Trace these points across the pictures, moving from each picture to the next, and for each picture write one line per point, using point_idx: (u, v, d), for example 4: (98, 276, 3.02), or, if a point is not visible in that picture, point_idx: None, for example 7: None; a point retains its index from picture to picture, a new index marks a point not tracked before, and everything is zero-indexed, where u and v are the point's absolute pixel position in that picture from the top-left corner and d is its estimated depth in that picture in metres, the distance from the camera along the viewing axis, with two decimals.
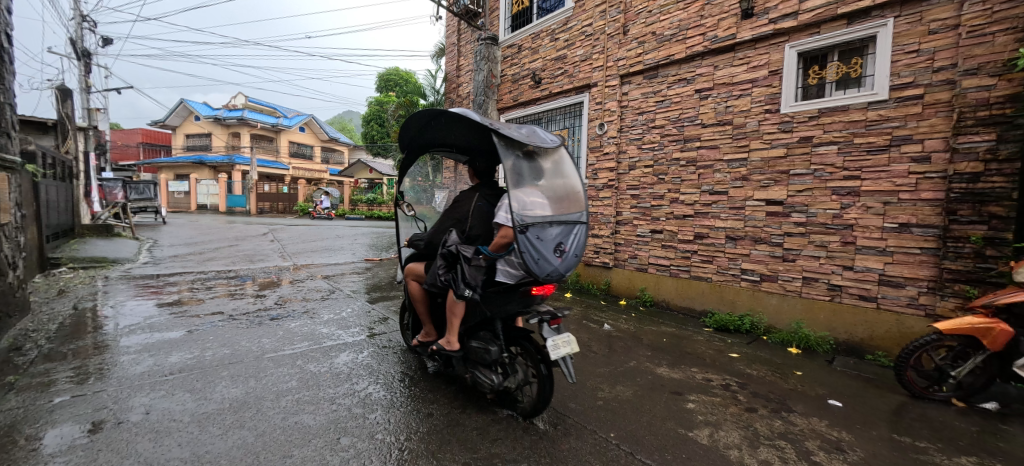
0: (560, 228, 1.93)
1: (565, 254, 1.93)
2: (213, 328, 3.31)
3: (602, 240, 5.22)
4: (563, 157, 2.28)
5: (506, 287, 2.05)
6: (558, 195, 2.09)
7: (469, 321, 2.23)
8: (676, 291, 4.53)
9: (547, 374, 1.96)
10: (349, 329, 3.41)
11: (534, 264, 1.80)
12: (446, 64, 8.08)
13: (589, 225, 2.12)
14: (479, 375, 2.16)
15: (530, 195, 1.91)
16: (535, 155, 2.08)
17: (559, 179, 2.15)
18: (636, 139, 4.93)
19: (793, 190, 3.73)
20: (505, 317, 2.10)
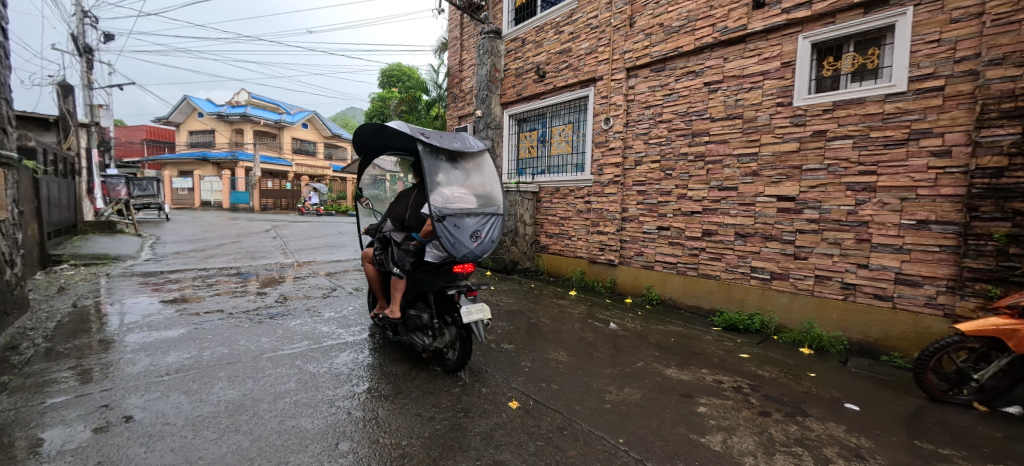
0: (475, 219, 2.54)
1: (480, 239, 2.53)
2: (212, 327, 3.25)
3: (608, 237, 5.12)
4: (483, 161, 2.94)
5: (433, 266, 2.57)
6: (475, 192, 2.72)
7: (408, 293, 2.72)
8: (682, 289, 4.44)
9: (467, 337, 2.45)
10: (350, 327, 3.35)
11: (451, 246, 2.38)
12: (449, 58, 7.97)
13: (503, 216, 2.79)
14: (417, 337, 2.67)
15: (450, 193, 2.50)
16: (458, 161, 2.74)
17: (478, 179, 2.82)
18: (642, 134, 4.82)
19: (806, 186, 3.62)
20: (435, 291, 2.61)
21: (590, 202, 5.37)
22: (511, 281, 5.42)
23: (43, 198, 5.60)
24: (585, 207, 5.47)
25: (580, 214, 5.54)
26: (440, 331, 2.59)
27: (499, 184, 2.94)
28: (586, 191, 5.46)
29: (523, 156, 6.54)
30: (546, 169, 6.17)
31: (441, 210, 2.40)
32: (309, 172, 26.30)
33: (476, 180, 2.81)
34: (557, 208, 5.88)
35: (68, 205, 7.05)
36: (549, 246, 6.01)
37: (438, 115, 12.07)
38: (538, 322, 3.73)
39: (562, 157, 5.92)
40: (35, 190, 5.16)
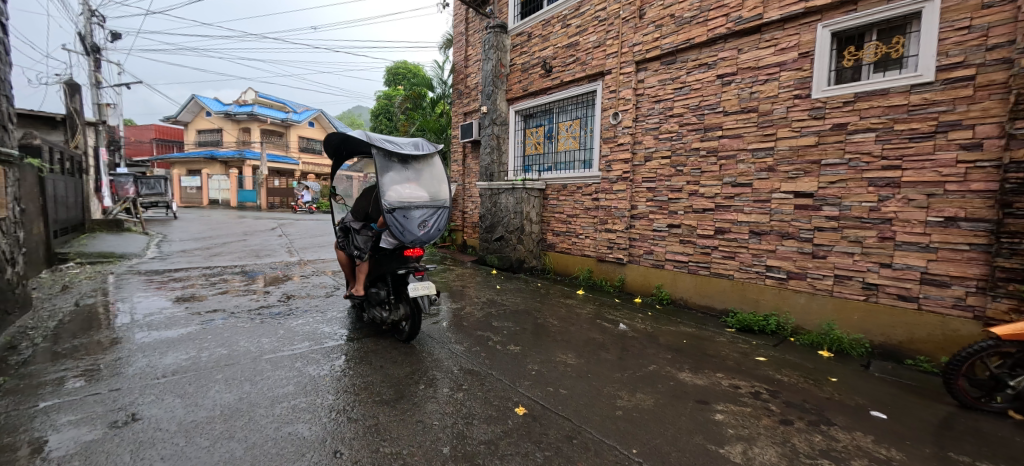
0: (423, 210, 2.99)
1: (427, 226, 2.99)
2: (213, 327, 3.19)
3: (616, 235, 4.99)
4: (434, 160, 3.32)
5: (388, 251, 3.08)
6: (426, 186, 3.15)
7: (371, 275, 3.22)
8: (694, 288, 4.30)
9: (414, 311, 2.88)
10: (353, 328, 3.27)
11: (399, 234, 2.87)
12: (454, 54, 7.87)
13: (451, 208, 3.18)
14: (377, 312, 3.14)
15: (400, 188, 2.96)
16: (409, 162, 3.13)
17: (427, 176, 3.20)
18: (652, 129, 4.68)
19: (825, 181, 3.47)
20: (392, 272, 3.10)
21: (598, 200, 5.25)
22: (517, 280, 5.32)
23: (49, 197, 5.61)
24: (592, 204, 5.34)
25: (588, 212, 5.42)
26: (394, 306, 3.04)
27: (448, 179, 3.32)
28: (593, 188, 5.33)
29: (530, 153, 6.43)
30: (553, 165, 6.05)
31: (390, 202, 2.87)
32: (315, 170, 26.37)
33: (429, 175, 3.22)
34: (564, 206, 5.76)
35: (75, 204, 7.08)
36: (555, 244, 5.90)
37: (443, 112, 11.97)
38: (545, 322, 3.62)
39: (570, 154, 5.80)
40: (39, 188, 5.14)
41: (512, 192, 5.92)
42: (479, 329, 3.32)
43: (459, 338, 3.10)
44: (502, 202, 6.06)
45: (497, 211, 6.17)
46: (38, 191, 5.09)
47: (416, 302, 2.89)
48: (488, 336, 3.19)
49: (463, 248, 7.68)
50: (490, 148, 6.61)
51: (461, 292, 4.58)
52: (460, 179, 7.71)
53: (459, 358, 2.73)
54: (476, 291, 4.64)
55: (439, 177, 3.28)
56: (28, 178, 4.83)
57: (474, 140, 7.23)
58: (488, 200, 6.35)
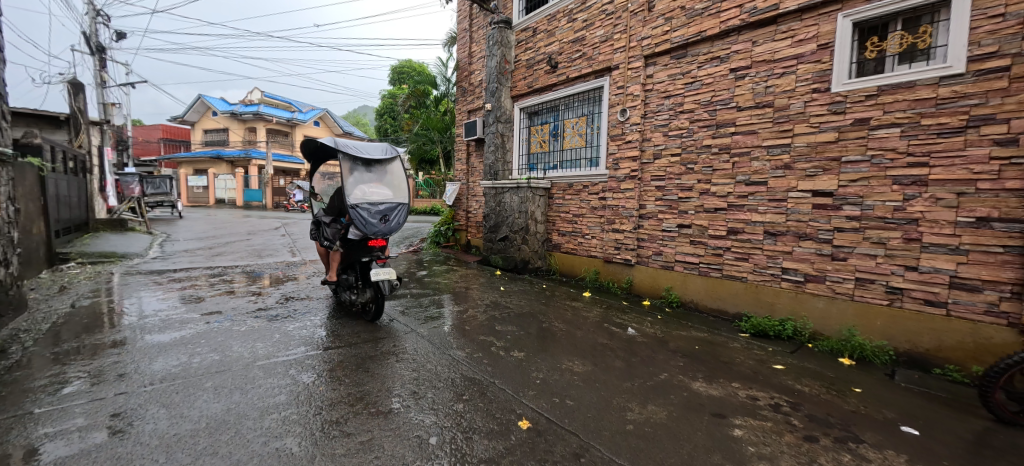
0: (385, 207, 3.36)
1: (390, 221, 3.37)
2: (208, 331, 3.09)
3: (624, 235, 4.84)
4: (397, 164, 3.69)
5: (354, 242, 3.49)
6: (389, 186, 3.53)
7: (342, 263, 3.66)
8: (705, 291, 4.14)
9: (379, 294, 3.31)
10: (351, 331, 3.16)
11: (362, 227, 3.24)
12: (458, 51, 7.74)
13: (409, 205, 3.55)
14: (348, 294, 3.59)
15: (363, 189, 3.36)
16: (371, 165, 3.49)
17: (389, 178, 3.56)
18: (661, 126, 4.52)
19: (846, 180, 3.29)
20: (359, 260, 3.53)
21: (605, 199, 5.09)
22: (521, 282, 5.19)
23: (51, 197, 5.57)
24: (599, 203, 5.20)
25: (594, 211, 5.27)
26: (362, 290, 3.48)
27: (407, 180, 3.69)
28: (600, 187, 5.18)
29: (535, 151, 6.29)
30: (559, 164, 5.91)
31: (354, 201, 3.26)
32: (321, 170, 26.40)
33: (391, 176, 3.60)
34: (570, 205, 5.62)
35: (79, 203, 7.06)
36: (561, 244, 5.76)
37: (446, 111, 12.03)
38: (550, 326, 3.49)
39: (576, 151, 5.65)
40: (39, 188, 5.10)
41: (516, 191, 5.79)
42: (482, 333, 3.20)
43: (460, 343, 2.97)
44: (507, 202, 5.94)
45: (501, 211, 6.04)
46: (38, 190, 5.04)
47: (378, 286, 3.32)
48: (491, 340, 3.06)
49: (467, 248, 7.57)
50: (494, 146, 6.48)
51: (464, 294, 4.47)
52: (464, 178, 7.59)
53: (460, 364, 2.61)
54: (479, 292, 4.53)
55: (401, 178, 3.67)
56: (27, 177, 4.78)
57: (478, 138, 7.11)
58: (492, 199, 6.23)
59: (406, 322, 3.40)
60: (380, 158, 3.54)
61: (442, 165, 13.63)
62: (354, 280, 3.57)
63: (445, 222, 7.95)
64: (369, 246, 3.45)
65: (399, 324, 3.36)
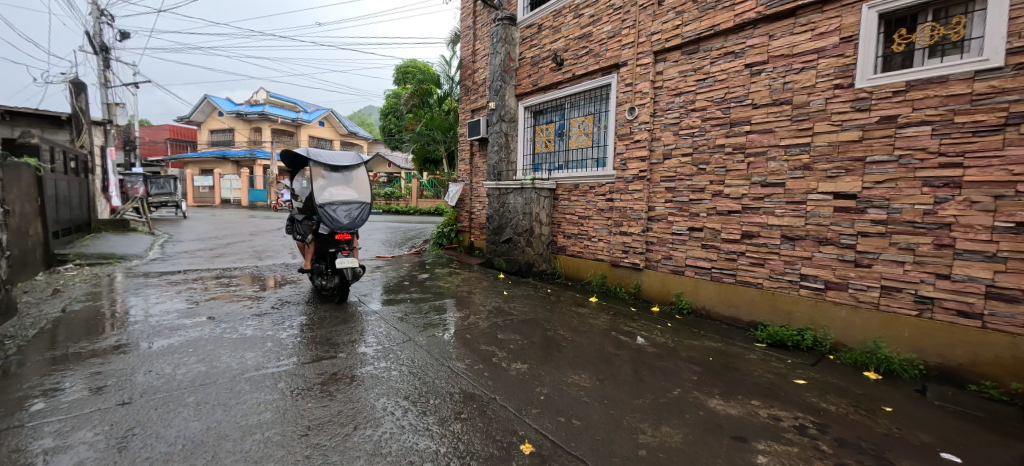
0: (349, 206, 3.97)
1: (353, 217, 3.97)
2: (197, 338, 2.96)
3: (632, 239, 4.66)
4: (359, 170, 4.30)
5: (323, 235, 4.10)
6: (355, 188, 4.15)
7: (315, 253, 4.26)
8: (717, 297, 3.96)
9: (344, 279, 3.90)
10: (347, 339, 3.02)
11: (330, 222, 3.84)
12: (461, 50, 7.60)
13: (371, 205, 4.17)
14: (319, 280, 4.20)
15: (331, 190, 3.98)
16: (338, 171, 4.09)
17: (353, 182, 4.18)
18: (672, 125, 4.34)
19: (871, 181, 3.09)
20: (327, 251, 4.13)
21: (613, 200, 4.92)
22: (525, 286, 5.03)
23: (49, 197, 5.48)
24: (606, 205, 5.02)
25: (601, 213, 5.09)
26: (330, 276, 4.10)
27: (370, 183, 4.30)
28: (607, 188, 5.00)
29: (540, 151, 6.13)
30: (564, 164, 5.75)
31: (323, 200, 3.87)
32: None
33: (356, 180, 4.22)
34: (576, 207, 5.44)
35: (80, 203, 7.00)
36: (566, 247, 5.59)
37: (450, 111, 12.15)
38: (554, 334, 3.33)
39: (582, 151, 5.48)
40: (36, 188, 5.02)
41: (520, 192, 5.63)
42: (483, 343, 3.04)
43: (460, 354, 2.81)
44: (511, 203, 5.78)
45: (505, 212, 5.89)
46: (34, 190, 4.95)
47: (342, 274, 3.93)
48: (493, 350, 2.90)
49: (470, 250, 7.42)
50: (498, 146, 6.33)
51: (466, 299, 4.32)
52: (467, 178, 7.43)
53: (459, 378, 2.45)
54: (481, 297, 4.38)
55: (365, 182, 4.29)
56: (22, 177, 4.68)
57: (482, 138, 6.96)
58: (495, 200, 6.08)
59: (405, 329, 3.26)
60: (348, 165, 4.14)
61: (445, 166, 13.51)
62: (324, 268, 4.17)
63: (448, 223, 7.82)
64: (337, 239, 3.99)
65: (398, 331, 3.21)
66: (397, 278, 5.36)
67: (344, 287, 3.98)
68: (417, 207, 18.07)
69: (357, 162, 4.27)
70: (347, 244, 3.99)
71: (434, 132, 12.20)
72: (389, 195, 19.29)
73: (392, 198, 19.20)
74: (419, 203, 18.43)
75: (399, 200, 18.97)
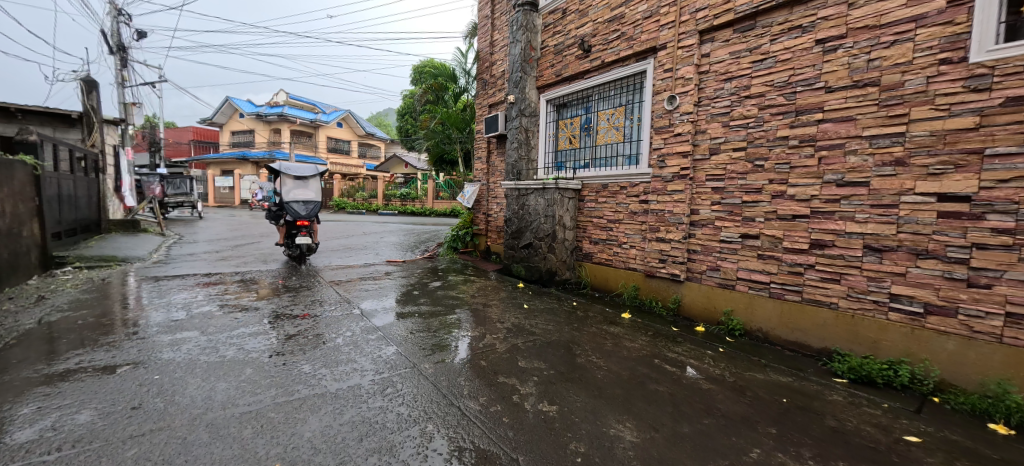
0: (306, 202, 6.10)
1: (309, 210, 6.06)
2: (170, 360, 2.53)
3: (671, 246, 4.06)
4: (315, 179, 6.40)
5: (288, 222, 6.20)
6: (312, 190, 6.26)
7: (285, 233, 6.31)
8: (776, 318, 3.35)
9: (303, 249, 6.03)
10: (340, 365, 2.53)
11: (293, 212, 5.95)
12: (479, 41, 7.13)
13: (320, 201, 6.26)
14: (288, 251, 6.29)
15: (295, 191, 6.15)
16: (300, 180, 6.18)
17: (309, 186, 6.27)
18: (720, 115, 3.74)
19: (993, 180, 2.41)
20: (292, 230, 6.23)
21: (648, 202, 4.33)
22: (547, 297, 4.49)
23: (50, 197, 5.24)
24: (640, 208, 4.44)
25: (633, 216, 4.51)
26: (294, 248, 6.20)
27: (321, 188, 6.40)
28: (642, 189, 4.42)
29: (563, 148, 5.59)
30: (591, 162, 5.19)
31: (290, 198, 6.02)
32: (343, 171, 26.53)
33: (313, 185, 6.31)
34: (604, 210, 4.88)
35: (88, 204, 6.81)
36: (592, 254, 5.03)
37: (466, 107, 11.52)
38: (585, 360, 2.80)
39: (611, 147, 4.92)
40: (33, 187, 4.77)
41: (542, 192, 5.10)
42: (501, 373, 2.52)
43: (473, 389, 2.30)
44: (531, 205, 5.27)
45: (525, 215, 5.38)
46: (30, 190, 4.70)
47: (300, 247, 6.07)
48: (513, 385, 2.37)
49: (487, 255, 6.95)
50: (517, 142, 5.80)
51: (481, 312, 3.82)
52: (483, 178, 6.96)
53: (471, 426, 1.93)
54: (499, 311, 3.87)
55: (319, 185, 6.40)
56: (16, 175, 4.43)
57: (500, 135, 6.45)
58: (514, 202, 5.59)
59: (410, 353, 2.77)
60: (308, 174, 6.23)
61: (461, 166, 13.13)
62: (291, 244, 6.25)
63: (464, 225, 7.37)
64: (298, 224, 6.05)
65: (401, 354, 2.73)
66: (406, 285, 4.90)
67: (303, 255, 6.17)
68: (433, 209, 17.75)
69: (314, 172, 6.37)
70: (306, 227, 6.08)
71: (450, 130, 11.81)
72: (405, 196, 19.06)
73: (408, 198, 18.96)
74: (434, 204, 18.10)
75: (415, 201, 18.70)
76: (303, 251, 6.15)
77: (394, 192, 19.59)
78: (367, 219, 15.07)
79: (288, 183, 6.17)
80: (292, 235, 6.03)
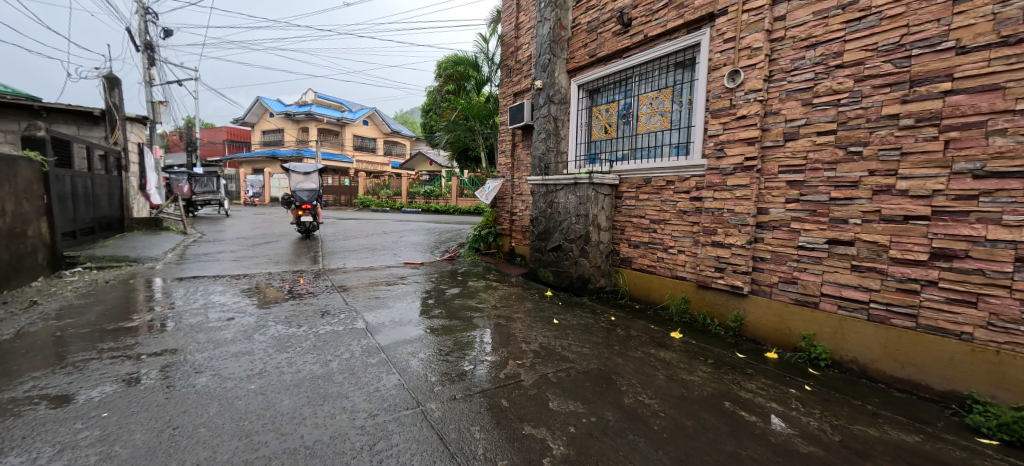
0: (309, 191, 8.22)
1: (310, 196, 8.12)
2: (129, 391, 2.10)
3: (730, 253, 3.38)
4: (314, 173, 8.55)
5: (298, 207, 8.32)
6: (313, 182, 8.39)
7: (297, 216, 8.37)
8: (881, 348, 2.61)
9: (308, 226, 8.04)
10: (327, 403, 2.02)
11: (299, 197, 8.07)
12: (503, 25, 6.56)
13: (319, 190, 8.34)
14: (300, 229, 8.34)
15: (302, 184, 8.33)
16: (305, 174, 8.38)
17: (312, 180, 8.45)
18: (799, 92, 3.02)
19: None
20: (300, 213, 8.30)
21: (702, 199, 3.64)
22: (580, 310, 3.89)
23: (60, 195, 5.10)
24: (691, 207, 3.76)
25: (682, 216, 3.85)
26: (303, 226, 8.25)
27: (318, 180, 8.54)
28: (694, 183, 3.73)
29: (596, 138, 4.96)
30: (630, 153, 4.54)
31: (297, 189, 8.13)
32: (369, 168, 26.78)
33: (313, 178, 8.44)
34: (646, 208, 4.22)
35: (109, 202, 6.78)
36: (631, 259, 4.39)
37: (489, 98, 11.07)
38: (634, 400, 2.19)
39: (655, 135, 4.26)
40: (42, 185, 4.62)
41: (574, 188, 4.52)
42: (527, 420, 1.95)
43: (491, 447, 1.74)
44: (561, 202, 4.70)
45: (553, 214, 4.83)
46: (37, 188, 4.52)
47: (306, 225, 8.07)
48: (542, 441, 1.80)
49: (511, 257, 6.40)
50: (545, 133, 5.21)
51: (503, 329, 3.28)
52: (507, 173, 6.41)
53: None
54: (524, 327, 3.31)
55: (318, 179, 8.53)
56: (19, 172, 4.24)
57: (525, 126, 5.86)
58: (542, 199, 5.04)
59: (415, 385, 2.24)
60: (309, 170, 8.38)
61: (485, 161, 12.68)
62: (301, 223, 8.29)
63: (486, 224, 6.87)
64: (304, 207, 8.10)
65: (404, 388, 2.21)
66: (419, 292, 4.43)
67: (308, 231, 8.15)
68: (456, 206, 17.40)
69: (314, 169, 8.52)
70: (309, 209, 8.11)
71: (473, 123, 11.38)
72: (428, 194, 18.81)
73: (432, 196, 18.71)
74: (458, 202, 17.82)
75: (438, 198, 18.49)
76: (308, 227, 8.09)
77: (418, 191, 19.31)
78: (388, 219, 13.67)
79: (297, 179, 8.33)
80: (299, 216, 8.07)
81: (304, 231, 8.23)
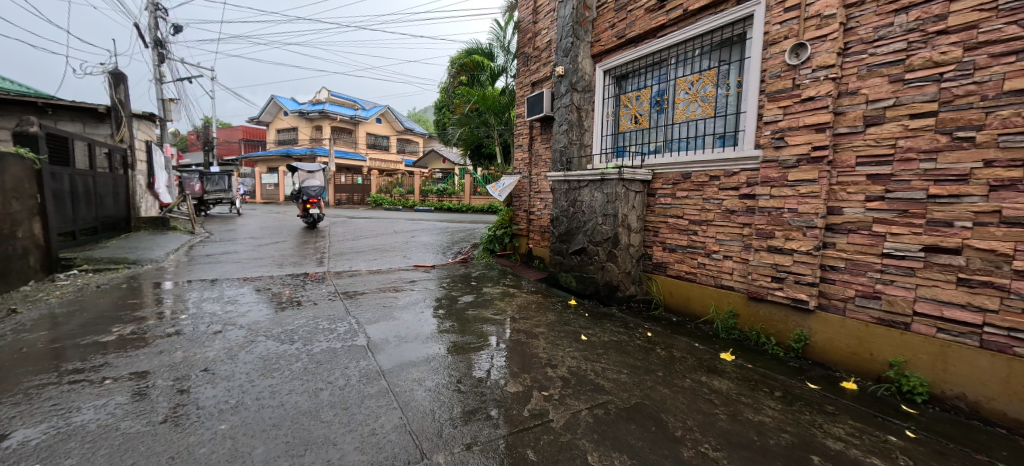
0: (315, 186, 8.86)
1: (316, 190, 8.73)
2: (72, 431, 1.73)
3: (792, 260, 2.86)
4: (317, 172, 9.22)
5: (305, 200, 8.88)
6: (318, 178, 9.03)
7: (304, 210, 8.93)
8: (1002, 384, 2.07)
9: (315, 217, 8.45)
10: (308, 453, 1.61)
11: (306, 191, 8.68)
12: (519, 10, 6.11)
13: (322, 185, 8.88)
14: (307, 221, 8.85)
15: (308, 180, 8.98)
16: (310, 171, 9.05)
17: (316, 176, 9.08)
18: (884, 66, 2.48)
19: None
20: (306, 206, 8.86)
21: (755, 197, 3.12)
22: (610, 323, 3.41)
23: (56, 194, 4.87)
24: (740, 205, 3.25)
25: (729, 216, 3.34)
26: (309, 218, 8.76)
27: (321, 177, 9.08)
28: (745, 179, 3.21)
29: (625, 129, 4.47)
30: (664, 145, 4.05)
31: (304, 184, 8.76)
32: (383, 167, 26.72)
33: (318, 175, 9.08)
34: (684, 207, 3.72)
35: (114, 202, 6.59)
36: (666, 265, 3.90)
37: (503, 92, 10.73)
38: (695, 453, 1.72)
39: (694, 124, 3.75)
40: (35, 184, 4.39)
41: (600, 185, 4.04)
42: None
43: None
44: (585, 201, 4.24)
45: (576, 213, 4.37)
46: (29, 186, 4.27)
47: (313, 216, 8.55)
48: None
49: (528, 259, 5.96)
50: (567, 124, 4.75)
51: (523, 347, 2.84)
52: (524, 169, 5.96)
53: None
54: (548, 345, 2.87)
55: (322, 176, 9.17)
56: (8, 170, 3.97)
57: (544, 118, 5.40)
58: (563, 197, 4.58)
59: (421, 427, 1.82)
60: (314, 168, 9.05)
61: (500, 157, 12.29)
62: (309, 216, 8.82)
63: (502, 224, 6.46)
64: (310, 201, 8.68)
65: (407, 431, 1.78)
66: (427, 300, 4.03)
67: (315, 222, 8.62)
68: (469, 205, 17.06)
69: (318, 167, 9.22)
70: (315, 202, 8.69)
71: (486, 116, 11.01)
72: (441, 191, 18.49)
73: (445, 194, 18.43)
74: (471, 200, 17.52)
75: (452, 197, 18.23)
76: (314, 219, 8.57)
77: (430, 188, 18.97)
78: (400, 219, 12.67)
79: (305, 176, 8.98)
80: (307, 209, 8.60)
81: (311, 223, 8.71)
